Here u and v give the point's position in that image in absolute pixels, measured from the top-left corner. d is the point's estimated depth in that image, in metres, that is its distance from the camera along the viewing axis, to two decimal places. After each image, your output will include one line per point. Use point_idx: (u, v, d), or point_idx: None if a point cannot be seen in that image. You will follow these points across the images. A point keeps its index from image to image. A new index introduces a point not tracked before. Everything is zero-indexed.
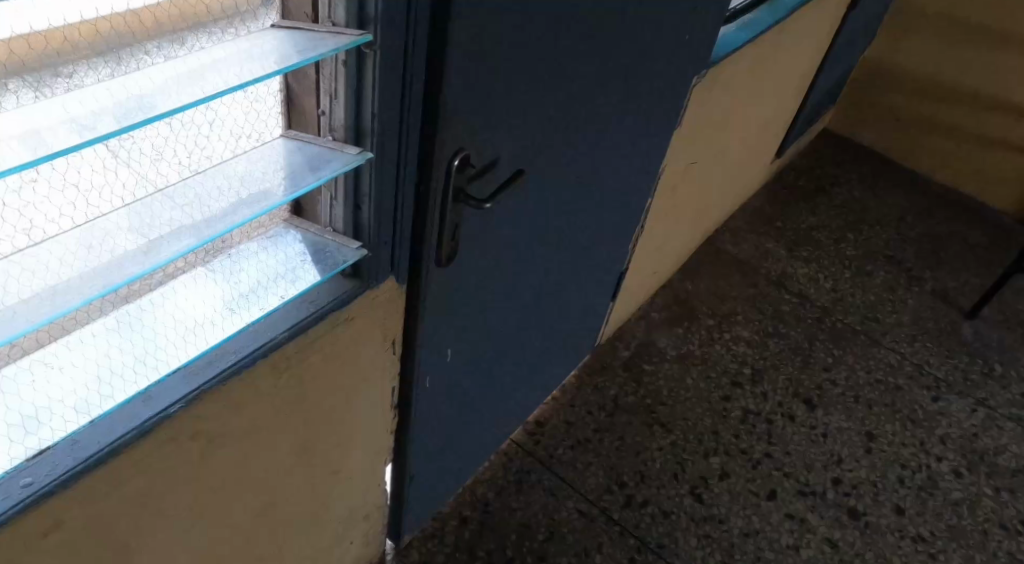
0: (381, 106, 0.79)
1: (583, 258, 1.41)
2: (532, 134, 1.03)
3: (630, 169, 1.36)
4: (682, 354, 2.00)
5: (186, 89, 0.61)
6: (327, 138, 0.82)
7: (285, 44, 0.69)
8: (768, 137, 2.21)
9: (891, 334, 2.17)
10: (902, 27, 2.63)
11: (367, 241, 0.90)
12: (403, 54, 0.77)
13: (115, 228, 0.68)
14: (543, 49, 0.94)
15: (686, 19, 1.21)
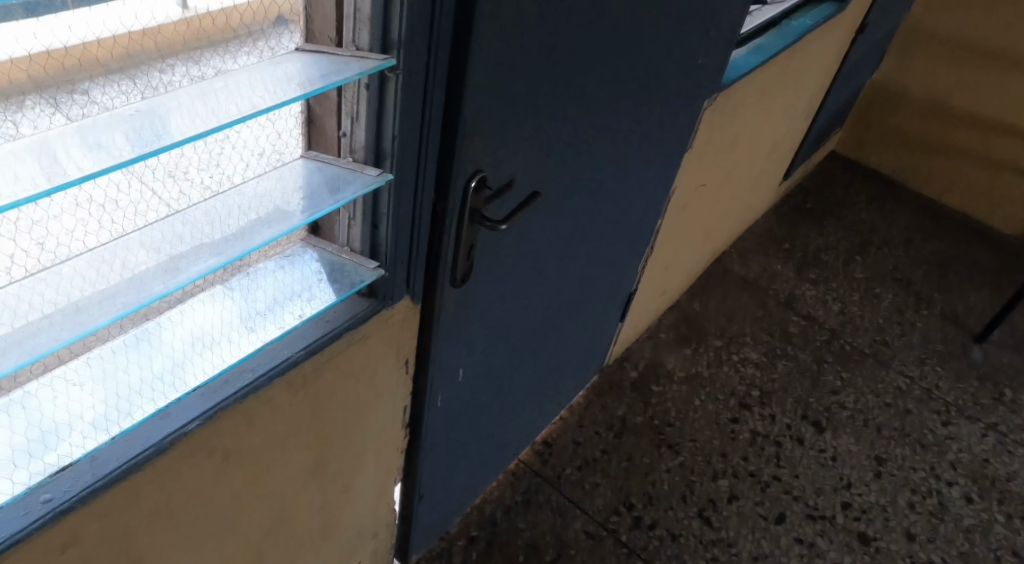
0: (401, 128, 0.80)
1: (595, 278, 1.42)
2: (548, 155, 1.04)
3: (641, 190, 1.37)
4: (690, 374, 2.00)
5: (213, 112, 0.63)
6: (347, 160, 0.83)
7: (309, 68, 0.70)
8: (776, 159, 2.22)
9: (900, 357, 2.16)
10: (909, 52, 2.65)
11: (384, 260, 0.91)
12: (424, 78, 0.78)
13: (140, 247, 0.69)
14: (560, 73, 0.95)
15: (699, 42, 1.22)
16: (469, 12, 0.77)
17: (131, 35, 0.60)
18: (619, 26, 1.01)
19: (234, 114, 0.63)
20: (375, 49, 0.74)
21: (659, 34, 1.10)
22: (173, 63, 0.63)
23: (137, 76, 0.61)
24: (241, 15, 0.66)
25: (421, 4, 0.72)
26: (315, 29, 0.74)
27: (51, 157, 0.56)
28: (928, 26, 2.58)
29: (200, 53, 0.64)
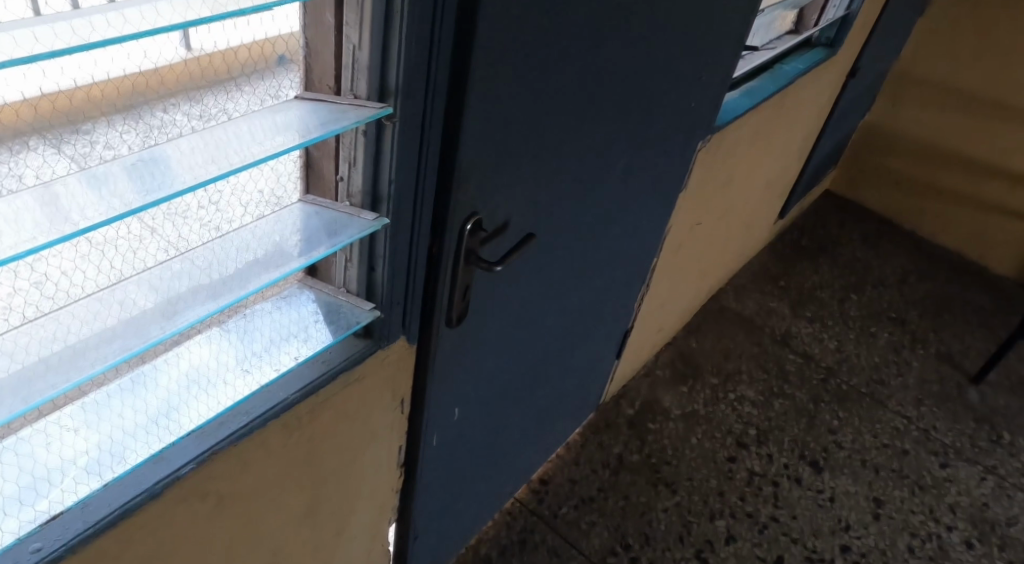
0: (397, 173, 0.81)
1: (590, 317, 1.42)
2: (544, 198, 1.05)
3: (636, 231, 1.38)
4: (686, 412, 1.99)
5: (214, 162, 0.64)
6: (344, 204, 0.84)
7: (309, 117, 0.71)
8: (771, 197, 2.24)
9: (896, 397, 2.16)
10: (901, 93, 2.69)
11: (380, 302, 0.91)
12: (421, 124, 0.80)
13: (137, 291, 0.70)
14: (555, 118, 0.97)
15: (692, 87, 1.24)
16: (465, 61, 0.79)
17: (133, 85, 0.61)
18: (613, 73, 1.03)
19: (235, 162, 0.64)
20: (372, 98, 0.75)
21: (652, 80, 1.12)
22: (174, 112, 0.64)
23: (138, 125, 0.62)
24: (241, 63, 0.68)
25: (418, 55, 0.74)
26: (314, 78, 0.75)
27: (51, 207, 0.57)
28: (918, 68, 2.62)
29: (202, 101, 0.66)
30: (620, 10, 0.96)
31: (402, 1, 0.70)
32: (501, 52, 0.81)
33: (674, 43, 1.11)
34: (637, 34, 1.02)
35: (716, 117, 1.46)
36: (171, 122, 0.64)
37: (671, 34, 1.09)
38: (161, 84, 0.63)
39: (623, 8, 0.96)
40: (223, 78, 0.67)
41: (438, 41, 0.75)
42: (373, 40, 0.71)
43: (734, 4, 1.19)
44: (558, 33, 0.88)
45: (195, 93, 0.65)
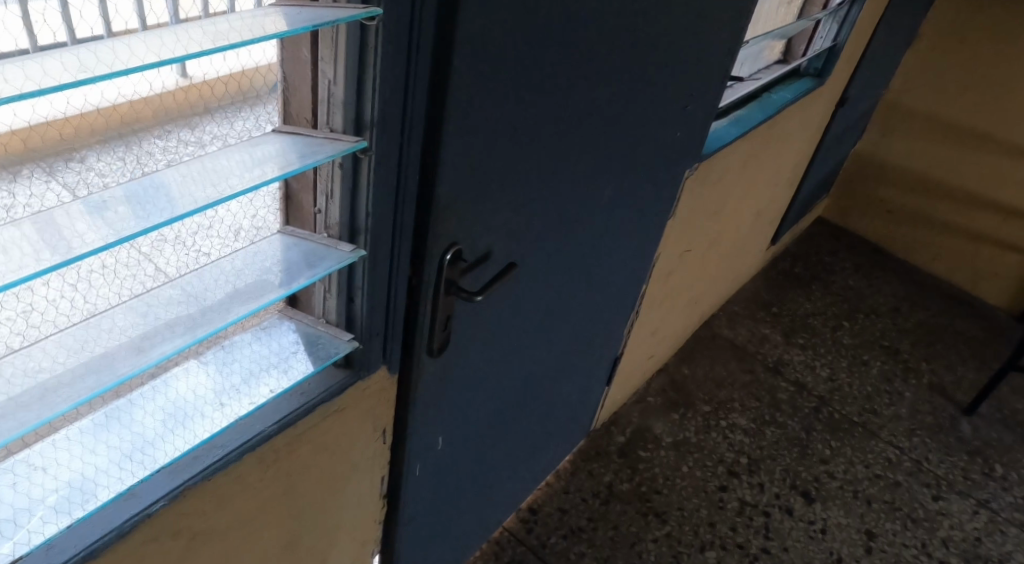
0: (375, 206, 0.81)
1: (577, 346, 1.42)
2: (526, 228, 1.05)
3: (622, 259, 1.38)
4: (677, 440, 1.98)
5: (186, 197, 0.63)
6: (323, 235, 0.84)
7: (287, 149, 0.72)
8: (762, 225, 2.25)
9: (889, 428, 2.15)
10: (891, 122, 2.71)
11: (359, 334, 0.91)
12: (397, 157, 0.80)
13: (111, 325, 0.70)
14: (536, 150, 0.97)
15: (676, 116, 1.25)
16: (441, 97, 0.79)
17: (107, 121, 0.61)
18: (593, 105, 1.03)
19: (210, 196, 0.64)
20: (347, 132, 0.75)
21: (633, 110, 1.13)
22: (150, 147, 0.64)
23: (114, 161, 0.62)
24: (220, 97, 0.68)
25: (392, 90, 0.74)
26: (291, 111, 0.76)
27: (19, 244, 0.57)
28: (907, 98, 2.64)
29: (177, 135, 0.66)
30: (598, 44, 0.97)
31: (376, 39, 0.70)
32: (477, 87, 0.82)
33: (656, 75, 1.12)
34: (617, 67, 1.03)
35: (702, 147, 1.47)
36: (149, 157, 0.64)
37: (652, 66, 1.10)
38: (137, 119, 0.62)
39: (602, 41, 0.97)
40: (200, 111, 0.66)
41: (413, 76, 0.75)
42: (347, 76, 0.72)
43: (716, 35, 1.20)
44: (535, 67, 0.88)
45: (173, 128, 0.65)
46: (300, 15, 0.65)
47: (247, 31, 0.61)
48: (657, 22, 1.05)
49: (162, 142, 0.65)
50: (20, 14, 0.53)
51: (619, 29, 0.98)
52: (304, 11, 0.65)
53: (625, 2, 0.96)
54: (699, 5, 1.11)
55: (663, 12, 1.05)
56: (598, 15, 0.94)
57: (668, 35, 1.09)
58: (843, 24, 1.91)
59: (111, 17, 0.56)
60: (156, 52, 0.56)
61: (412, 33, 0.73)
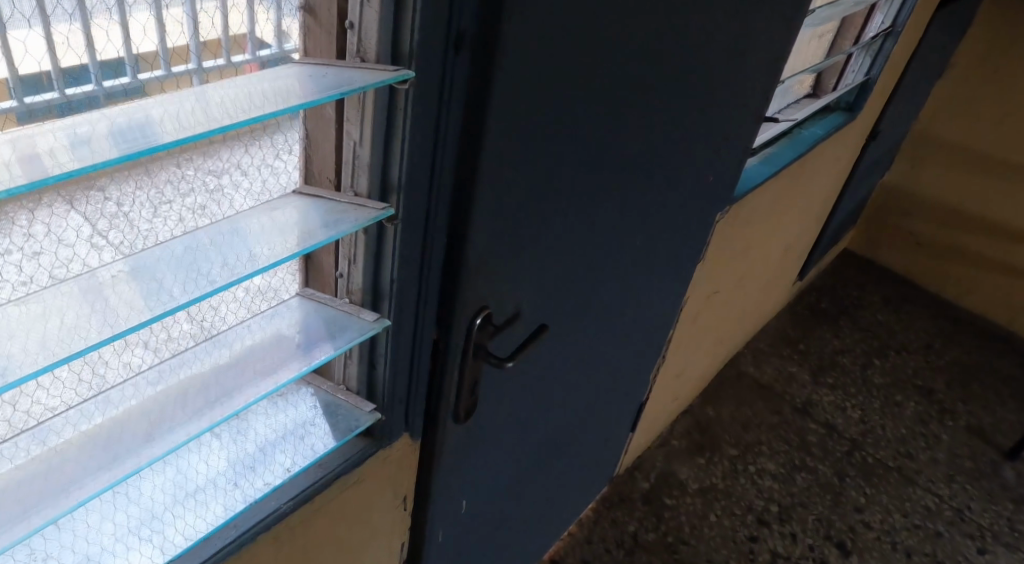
0: (401, 272, 0.76)
1: (606, 398, 1.36)
2: (559, 287, 1.00)
3: (654, 309, 1.32)
4: (704, 486, 1.91)
5: (204, 274, 0.60)
6: (344, 301, 0.78)
7: (308, 217, 0.67)
8: (790, 261, 2.19)
9: (926, 473, 2.08)
10: (919, 154, 2.66)
11: (381, 404, 0.85)
12: (424, 221, 0.75)
13: (124, 402, 0.64)
14: (572, 207, 0.92)
15: (713, 160, 1.19)
16: (474, 159, 0.74)
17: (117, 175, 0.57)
18: (629, 155, 0.98)
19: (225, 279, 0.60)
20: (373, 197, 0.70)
21: (670, 159, 1.08)
22: (166, 212, 0.60)
23: (127, 228, 0.58)
24: (238, 157, 0.64)
25: (422, 151, 0.69)
26: (313, 170, 0.72)
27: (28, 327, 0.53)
28: (936, 130, 2.60)
29: (193, 197, 0.62)
30: (637, 93, 0.91)
31: (405, 101, 0.65)
32: (514, 147, 0.77)
33: (693, 124, 1.07)
34: (655, 114, 0.97)
35: (735, 189, 1.41)
36: (164, 222, 0.61)
37: (690, 114, 1.05)
38: (151, 174, 0.58)
39: (640, 90, 0.92)
40: (217, 172, 0.63)
41: (444, 137, 0.70)
42: (373, 139, 0.67)
43: (753, 78, 1.14)
44: (573, 123, 0.84)
45: (187, 178, 0.61)
46: (328, 78, 0.60)
47: (274, 97, 0.56)
48: (696, 67, 0.99)
49: (176, 202, 0.61)
50: (42, 36, 0.47)
51: (657, 76, 0.93)
52: (329, 71, 0.61)
53: (664, 49, 0.91)
54: (737, 48, 1.05)
55: (704, 62, 1.00)
56: (638, 64, 0.88)
57: (706, 79, 1.03)
58: (875, 57, 1.89)
59: (133, 38, 0.50)
60: (178, 121, 0.51)
61: (444, 92, 0.67)
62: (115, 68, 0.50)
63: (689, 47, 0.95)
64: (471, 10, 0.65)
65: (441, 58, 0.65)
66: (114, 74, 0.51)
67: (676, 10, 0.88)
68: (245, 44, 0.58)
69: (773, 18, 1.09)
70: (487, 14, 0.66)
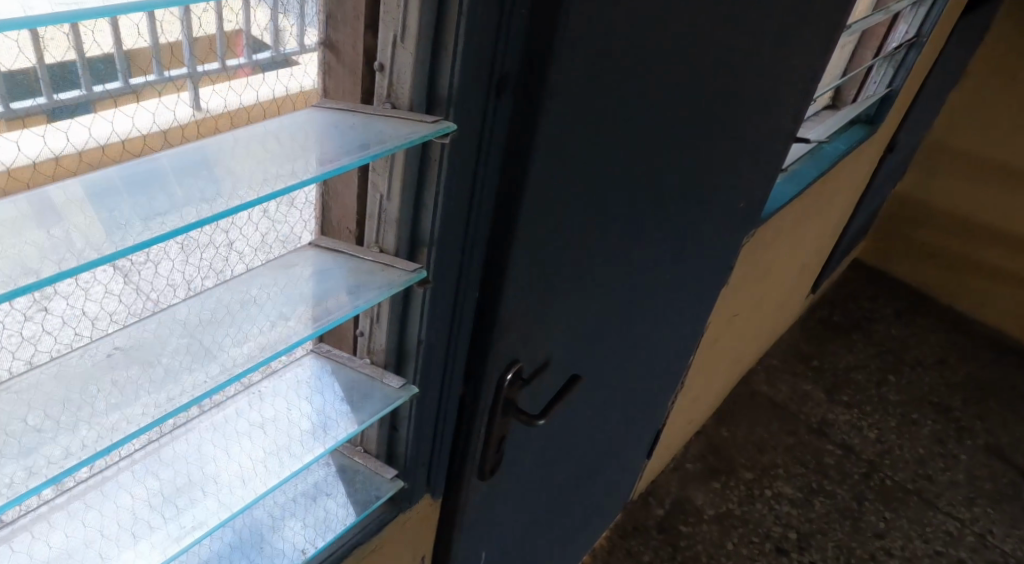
0: (431, 331, 0.68)
1: (628, 433, 1.29)
2: (591, 332, 0.93)
3: (683, 341, 1.25)
4: (720, 513, 1.84)
5: (210, 357, 0.53)
6: (364, 360, 0.71)
7: (328, 281, 0.60)
8: (806, 277, 2.12)
9: (946, 496, 2.02)
10: (933, 164, 2.60)
11: (403, 469, 0.78)
12: (456, 274, 0.67)
13: (124, 487, 0.58)
14: (609, 250, 0.85)
15: (751, 186, 1.11)
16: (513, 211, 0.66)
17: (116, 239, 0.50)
18: (671, 190, 0.90)
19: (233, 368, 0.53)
20: (400, 253, 0.63)
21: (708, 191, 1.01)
22: (169, 276, 0.54)
23: (126, 296, 0.52)
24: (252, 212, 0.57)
25: (456, 204, 0.62)
26: (332, 221, 0.65)
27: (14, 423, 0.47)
28: (951, 140, 2.53)
29: (200, 258, 0.55)
30: (684, 125, 0.83)
31: (443, 154, 0.57)
32: (554, 196, 0.69)
33: (734, 154, 1.00)
34: (699, 145, 0.90)
35: (764, 213, 1.35)
36: (166, 288, 0.54)
37: (732, 144, 0.98)
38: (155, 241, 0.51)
39: (687, 120, 0.84)
40: (227, 229, 0.55)
41: (481, 185, 0.63)
42: (402, 195, 0.59)
43: (793, 102, 1.07)
44: (616, 164, 0.76)
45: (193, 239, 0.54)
46: (350, 133, 0.52)
47: (293, 164, 0.48)
48: (745, 93, 0.91)
49: (174, 271, 0.54)
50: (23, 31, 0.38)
51: (706, 106, 0.85)
52: (349, 122, 0.54)
53: (715, 76, 0.83)
54: (785, 70, 0.97)
55: (749, 90, 0.93)
56: (688, 94, 0.80)
57: (752, 104, 0.95)
58: (898, 68, 1.82)
59: (123, 32, 0.42)
60: (181, 203, 0.44)
61: (483, 138, 0.60)
62: (105, 65, 0.42)
63: (739, 73, 0.87)
64: (515, 49, 0.57)
65: (481, 102, 0.57)
66: (103, 75, 0.42)
67: (729, 37, 0.80)
68: (242, 42, 0.47)
69: (821, 36, 1.01)
70: (534, 52, 0.58)
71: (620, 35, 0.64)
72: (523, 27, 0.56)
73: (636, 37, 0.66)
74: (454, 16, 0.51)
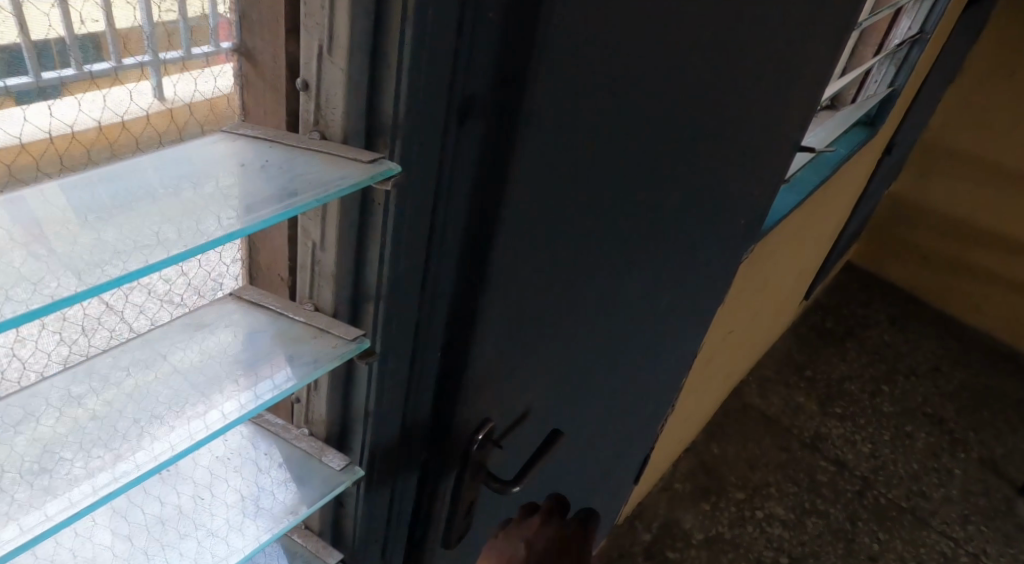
0: (382, 401, 0.56)
1: (617, 468, 1.19)
2: (576, 374, 0.81)
3: (672, 369, 1.13)
4: (710, 536, 1.74)
5: (101, 450, 0.40)
6: (300, 432, 0.59)
7: (254, 347, 0.47)
8: (801, 285, 2.02)
9: (940, 514, 1.93)
10: (929, 165, 2.50)
11: (350, 548, 0.67)
12: (413, 336, 0.55)
13: None
14: (597, 287, 0.74)
15: (752, 201, 0.99)
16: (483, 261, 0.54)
17: None
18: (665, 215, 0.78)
19: (127, 469, 0.40)
20: (337, 310, 0.51)
21: (710, 212, 0.89)
22: (42, 339, 0.41)
23: None
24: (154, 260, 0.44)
25: (411, 258, 0.49)
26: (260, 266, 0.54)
27: None
28: (948, 140, 2.44)
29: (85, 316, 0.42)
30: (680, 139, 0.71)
31: (390, 198, 0.45)
32: (533, 237, 0.57)
33: (739, 171, 0.89)
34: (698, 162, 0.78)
35: (763, 227, 1.24)
36: (40, 354, 0.41)
37: (737, 161, 0.87)
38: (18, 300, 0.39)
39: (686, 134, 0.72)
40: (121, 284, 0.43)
41: (444, 232, 0.51)
42: (338, 241, 0.47)
43: (802, 111, 0.96)
44: (607, 193, 0.65)
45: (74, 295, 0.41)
46: (273, 172, 0.41)
47: (195, 224, 0.37)
48: (750, 101, 0.79)
49: (49, 337, 0.41)
50: None
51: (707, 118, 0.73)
52: (270, 154, 0.42)
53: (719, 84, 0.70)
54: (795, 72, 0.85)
55: (758, 100, 0.82)
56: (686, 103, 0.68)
57: (757, 113, 0.83)
58: (900, 67, 1.72)
59: (29, 24, 0.33)
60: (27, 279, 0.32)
61: (441, 176, 0.48)
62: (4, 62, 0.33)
63: (744, 79, 0.75)
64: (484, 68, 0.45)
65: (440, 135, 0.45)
66: (57, 61, 0.35)
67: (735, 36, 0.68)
68: (179, 40, 0.39)
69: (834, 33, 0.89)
70: (506, 68, 0.46)
71: (611, 42, 0.52)
72: (491, 37, 0.44)
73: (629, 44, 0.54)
74: (396, 22, 0.39)
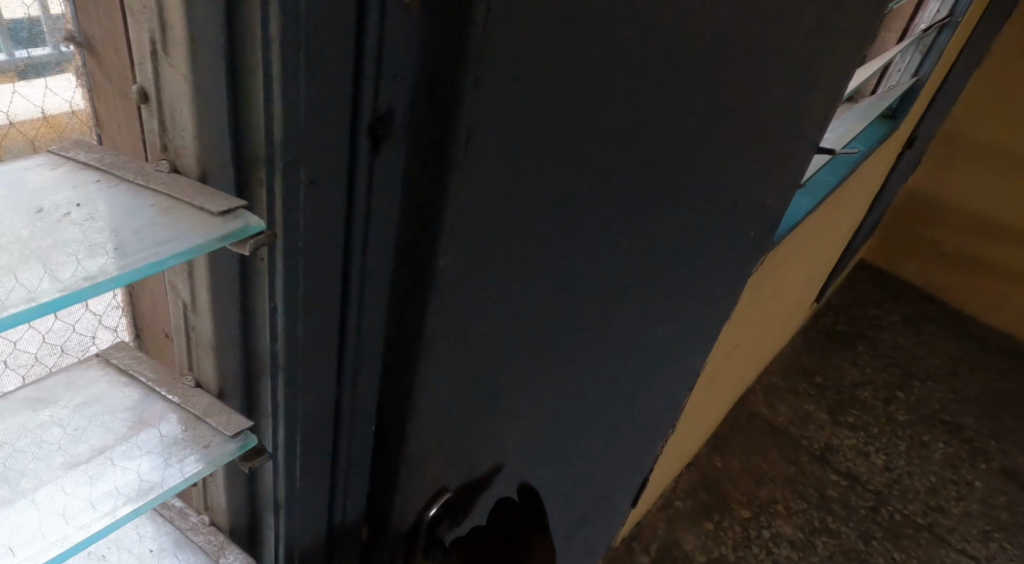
0: (295, 493, 0.44)
1: (612, 503, 1.07)
2: (557, 421, 0.70)
3: (674, 393, 1.01)
4: (713, 558, 1.62)
5: None
6: (193, 522, 0.47)
7: (112, 428, 0.38)
8: (811, 289, 1.90)
9: (960, 531, 1.81)
10: (946, 159, 2.37)
11: None
12: (334, 421, 0.44)
13: None
14: (579, 328, 0.63)
15: (768, 208, 0.86)
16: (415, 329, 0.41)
17: None
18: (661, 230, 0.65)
19: None
20: (227, 375, 0.40)
21: (717, 230, 0.77)
22: None
23: None
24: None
25: (321, 331, 0.38)
26: (140, 317, 0.44)
27: None
28: (967, 132, 2.30)
29: None
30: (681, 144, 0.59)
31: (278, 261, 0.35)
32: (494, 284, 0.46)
33: (749, 183, 0.77)
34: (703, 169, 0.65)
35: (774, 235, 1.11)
36: None
37: (749, 171, 0.75)
38: None
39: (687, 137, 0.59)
40: None
41: (362, 296, 0.39)
42: (209, 285, 0.37)
43: (823, 111, 0.84)
44: (589, 221, 0.53)
45: None
46: (113, 219, 0.31)
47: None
48: (765, 93, 0.66)
49: None
50: None
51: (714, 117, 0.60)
52: (107, 193, 0.32)
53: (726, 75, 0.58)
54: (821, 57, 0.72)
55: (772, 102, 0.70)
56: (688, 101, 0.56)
57: (775, 108, 0.70)
58: (927, 52, 1.58)
59: None
60: None
61: (352, 224, 0.37)
62: None
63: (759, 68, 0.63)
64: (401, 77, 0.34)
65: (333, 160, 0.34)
66: None
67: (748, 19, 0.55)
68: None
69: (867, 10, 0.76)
70: (436, 77, 0.35)
71: (581, 20, 0.40)
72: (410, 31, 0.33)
73: (608, 23, 0.42)
74: None
